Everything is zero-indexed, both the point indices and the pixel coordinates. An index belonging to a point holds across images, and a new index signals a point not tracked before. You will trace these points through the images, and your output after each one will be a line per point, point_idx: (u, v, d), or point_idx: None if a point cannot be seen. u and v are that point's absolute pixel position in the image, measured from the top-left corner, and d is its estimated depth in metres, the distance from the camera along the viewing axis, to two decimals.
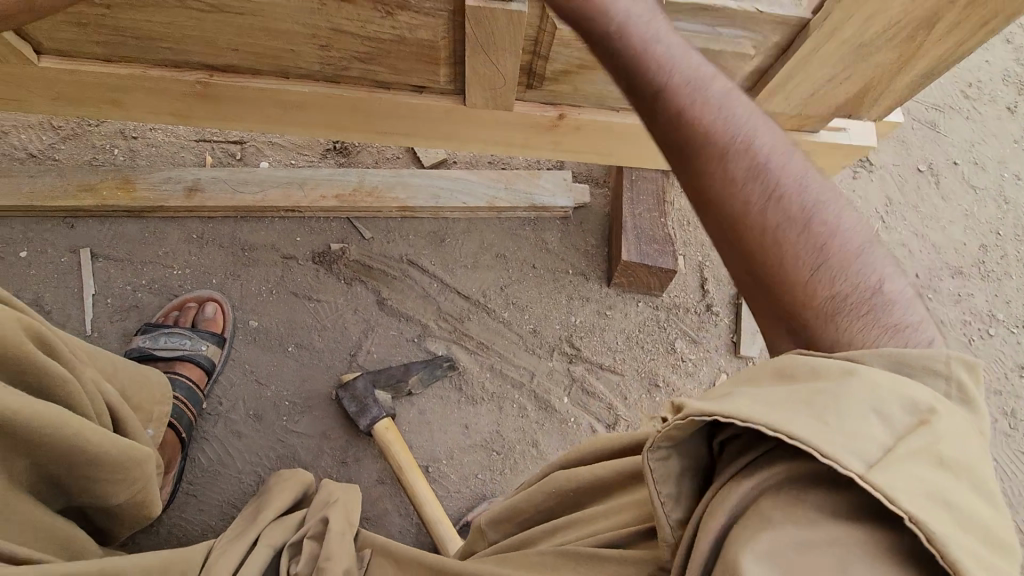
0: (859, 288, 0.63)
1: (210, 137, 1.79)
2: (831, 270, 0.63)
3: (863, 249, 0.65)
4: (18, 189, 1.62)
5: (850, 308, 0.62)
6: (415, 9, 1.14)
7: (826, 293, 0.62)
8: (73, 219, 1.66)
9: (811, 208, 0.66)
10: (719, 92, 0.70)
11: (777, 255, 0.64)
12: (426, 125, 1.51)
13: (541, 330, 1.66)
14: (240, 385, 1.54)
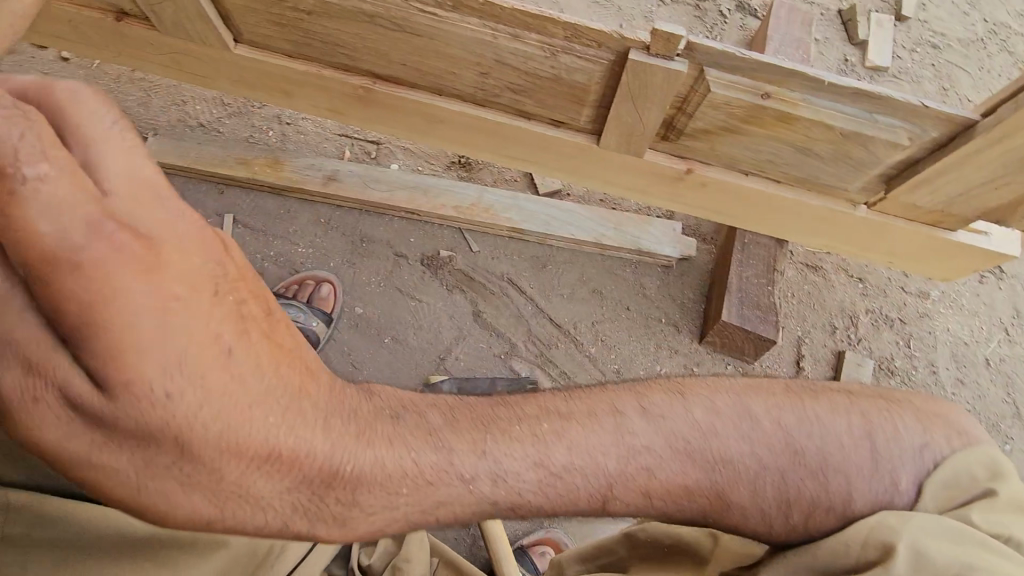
0: (873, 483, 0.70)
1: (352, 133, 1.94)
2: (853, 486, 0.70)
3: (857, 445, 0.72)
4: (187, 153, 1.83)
5: (872, 498, 0.69)
6: (578, 54, 1.21)
7: (851, 502, 0.69)
8: (224, 186, 1.85)
9: (809, 447, 0.72)
10: (650, 440, 0.71)
11: (813, 501, 0.70)
12: (556, 158, 1.58)
13: (624, 372, 1.69)
14: (336, 364, 1.66)
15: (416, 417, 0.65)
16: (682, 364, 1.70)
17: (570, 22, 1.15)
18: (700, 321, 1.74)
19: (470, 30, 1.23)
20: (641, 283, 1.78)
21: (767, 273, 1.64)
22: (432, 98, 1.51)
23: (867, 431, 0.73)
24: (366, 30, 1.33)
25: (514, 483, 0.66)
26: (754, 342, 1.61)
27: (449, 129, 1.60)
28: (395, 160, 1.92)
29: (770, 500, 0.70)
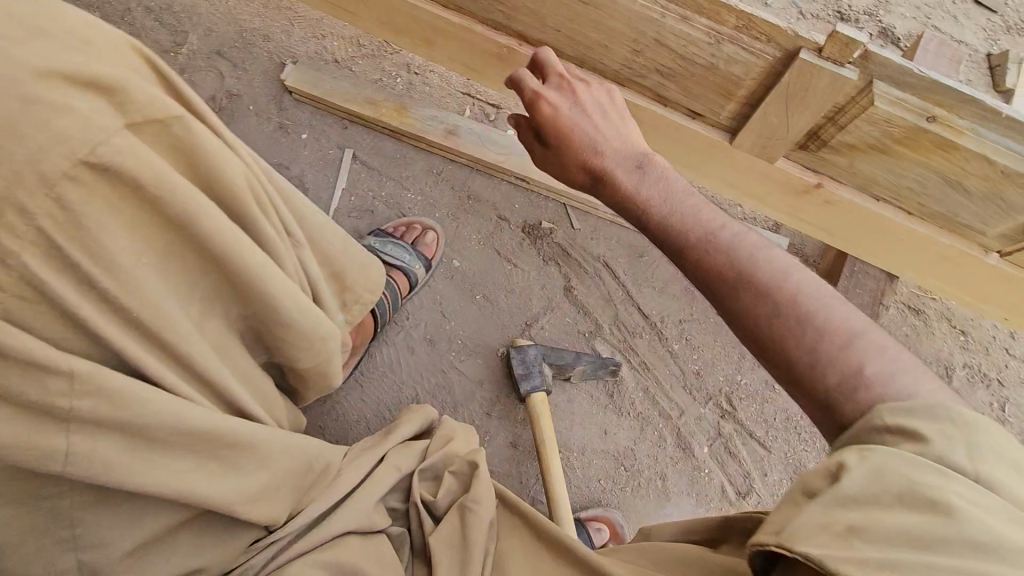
0: (844, 369, 0.69)
1: (475, 94, 1.99)
2: (817, 348, 0.71)
3: (848, 335, 0.71)
4: (321, 85, 1.92)
5: (840, 378, 0.69)
6: (743, 46, 1.21)
7: (815, 357, 0.71)
8: (349, 122, 1.93)
9: (816, 314, 0.74)
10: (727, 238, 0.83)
11: (785, 342, 0.73)
12: (681, 150, 1.59)
13: (704, 376, 1.68)
14: (427, 310, 1.71)
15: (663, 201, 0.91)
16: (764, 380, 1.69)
17: (745, 12, 1.14)
18: None
19: (638, 5, 1.25)
20: None
21: (871, 305, 1.61)
22: (573, 69, 1.53)
23: (879, 348, 0.70)
24: None
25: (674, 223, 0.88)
26: None
27: None
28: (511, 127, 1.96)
29: (758, 322, 0.76)
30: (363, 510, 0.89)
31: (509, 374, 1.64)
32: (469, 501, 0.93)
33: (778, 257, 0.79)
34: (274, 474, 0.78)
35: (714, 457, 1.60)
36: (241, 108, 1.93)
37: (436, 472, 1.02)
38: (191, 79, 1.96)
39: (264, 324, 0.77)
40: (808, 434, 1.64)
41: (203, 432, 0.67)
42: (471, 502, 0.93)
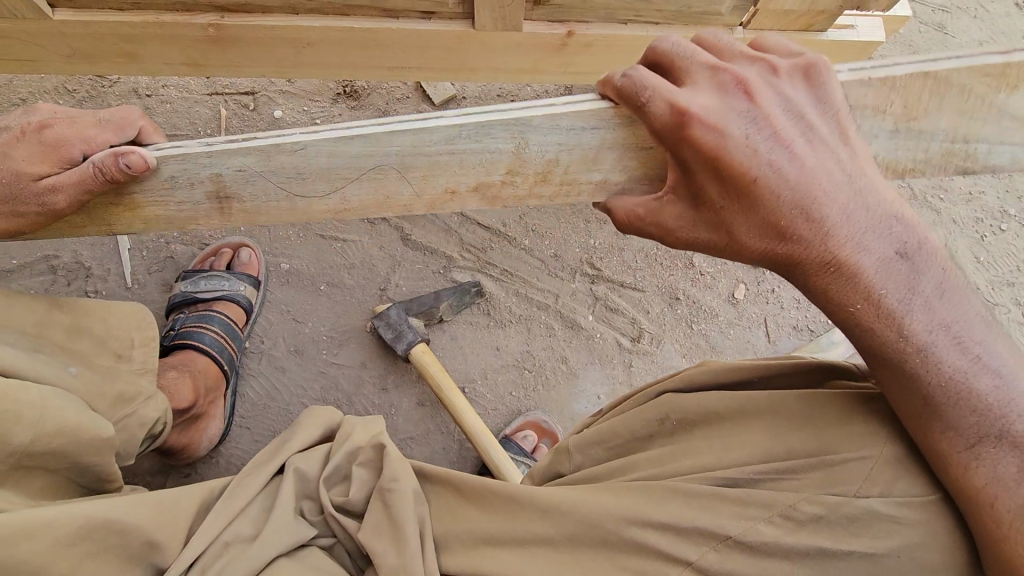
0: (986, 382, 0.69)
1: (222, 90, 1.81)
2: (974, 372, 0.69)
3: (993, 359, 0.70)
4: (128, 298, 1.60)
5: (992, 411, 0.68)
6: None
7: (973, 395, 0.69)
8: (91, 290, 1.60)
9: (963, 308, 0.71)
10: (892, 221, 0.72)
11: (942, 367, 0.69)
12: (438, 57, 1.53)
13: (562, 255, 1.68)
14: (279, 324, 1.61)
15: (866, 214, 0.72)
16: (614, 233, 1.71)
17: None
18: None
19: None
20: None
21: None
22: (289, 19, 1.42)
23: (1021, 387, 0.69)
24: None
25: (887, 237, 0.71)
26: None
27: (318, 52, 1.51)
28: (277, 107, 1.80)
29: (942, 340, 0.70)
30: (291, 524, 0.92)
31: (384, 342, 1.59)
32: (384, 486, 0.89)
33: (954, 353, 0.70)
34: (68, 544, 0.78)
35: (599, 320, 1.63)
36: None
37: (344, 471, 1.01)
38: None
39: None
40: (669, 259, 1.69)
41: None
42: (388, 483, 0.89)
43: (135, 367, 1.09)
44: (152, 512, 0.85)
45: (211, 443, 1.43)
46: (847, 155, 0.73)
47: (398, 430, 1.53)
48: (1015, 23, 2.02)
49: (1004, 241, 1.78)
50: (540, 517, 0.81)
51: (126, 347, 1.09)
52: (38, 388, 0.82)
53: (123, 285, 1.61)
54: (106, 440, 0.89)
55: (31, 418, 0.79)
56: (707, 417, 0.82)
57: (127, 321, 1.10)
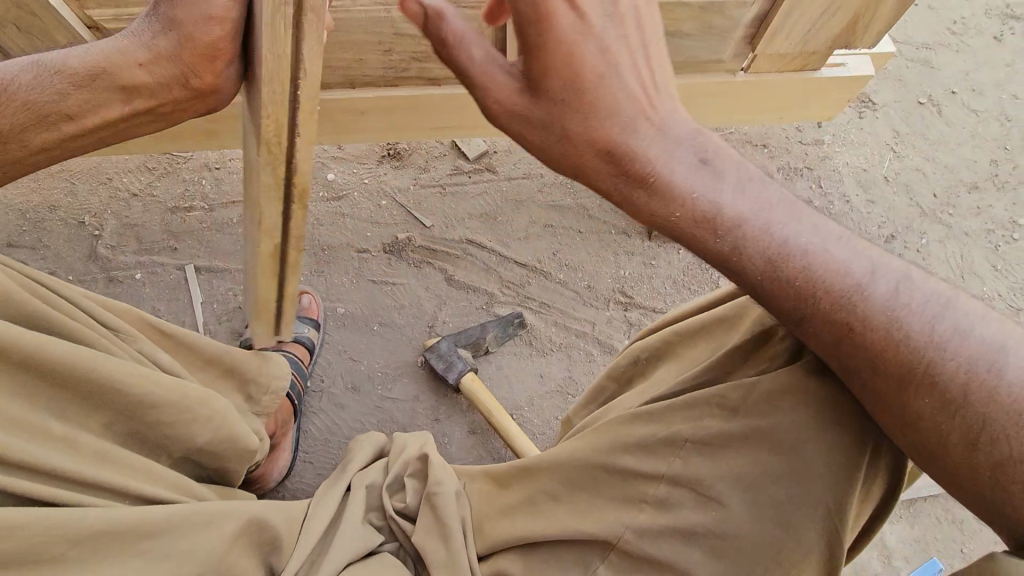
0: (824, 266, 0.75)
1: (281, 160, 2.03)
2: (810, 261, 0.75)
3: (826, 247, 0.76)
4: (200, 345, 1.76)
5: (838, 292, 0.74)
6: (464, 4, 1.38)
7: (817, 280, 0.74)
8: None
9: (784, 214, 0.77)
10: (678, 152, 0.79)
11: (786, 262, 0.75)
12: (475, 115, 1.73)
13: (595, 286, 1.80)
14: (337, 363, 1.74)
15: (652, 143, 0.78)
16: (642, 262, 1.83)
17: None
18: (645, 221, 1.88)
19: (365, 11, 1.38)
20: (583, 205, 1.92)
21: None
22: (348, 92, 1.63)
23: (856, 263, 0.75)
24: None
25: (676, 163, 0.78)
26: None
27: (370, 118, 1.72)
28: (330, 171, 2.01)
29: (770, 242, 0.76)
30: (354, 534, 0.93)
31: (434, 375, 1.70)
32: (431, 489, 0.92)
33: (783, 250, 0.76)
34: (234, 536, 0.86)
35: (636, 344, 1.72)
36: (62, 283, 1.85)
37: None
38: None
39: (130, 416, 0.86)
40: (696, 284, 1.80)
41: (136, 518, 0.77)
42: (432, 487, 0.93)
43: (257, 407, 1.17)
44: (277, 512, 0.93)
45: (282, 473, 1.53)
46: (643, 100, 0.78)
47: (452, 457, 1.61)
48: (996, 53, 2.19)
49: (1018, 249, 1.86)
50: (545, 471, 0.89)
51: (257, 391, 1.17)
52: (209, 396, 0.97)
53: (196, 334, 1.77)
54: (247, 450, 1.04)
55: (206, 419, 0.95)
56: (676, 354, 0.92)
57: (252, 348, 1.19)
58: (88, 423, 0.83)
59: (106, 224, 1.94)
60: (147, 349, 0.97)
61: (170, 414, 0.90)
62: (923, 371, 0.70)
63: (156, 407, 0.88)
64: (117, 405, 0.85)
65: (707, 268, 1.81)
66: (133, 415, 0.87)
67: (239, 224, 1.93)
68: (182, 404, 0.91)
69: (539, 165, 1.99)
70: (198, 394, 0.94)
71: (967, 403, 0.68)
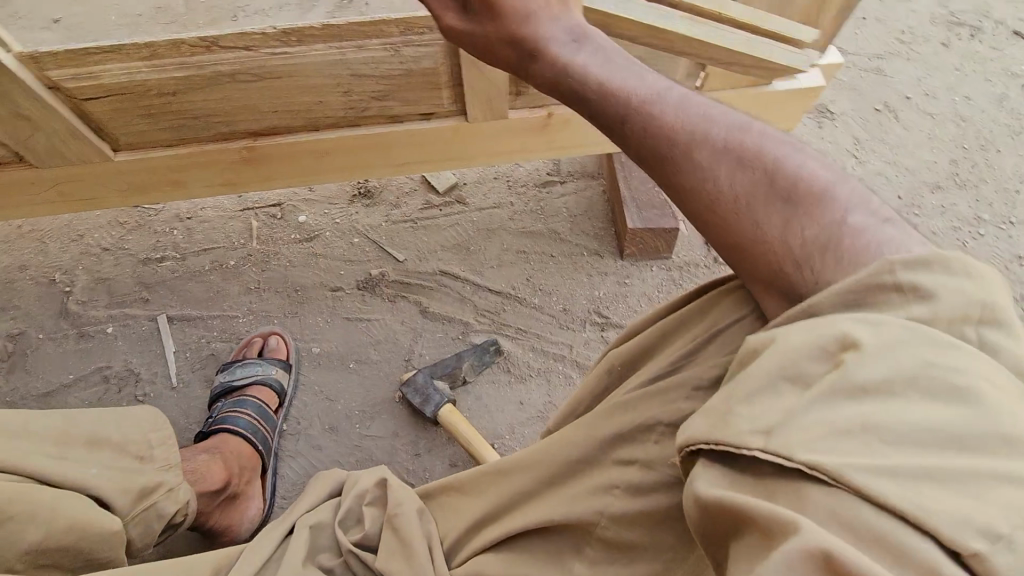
0: (702, 151, 0.66)
1: (252, 205, 2.04)
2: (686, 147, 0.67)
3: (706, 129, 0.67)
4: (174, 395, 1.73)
5: (717, 179, 0.65)
6: (417, 42, 1.42)
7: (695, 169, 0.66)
8: (143, 391, 1.73)
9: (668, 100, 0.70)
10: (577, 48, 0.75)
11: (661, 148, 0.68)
12: (438, 148, 1.76)
13: (570, 308, 1.80)
14: (313, 405, 1.70)
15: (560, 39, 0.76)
16: (616, 282, 1.83)
17: (401, 19, 1.37)
18: (616, 241, 1.89)
19: (321, 55, 1.42)
20: (554, 229, 1.93)
21: None
22: (312, 134, 1.67)
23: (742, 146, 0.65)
24: (232, 91, 1.49)
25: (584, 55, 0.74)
26: (665, 236, 1.78)
27: (336, 159, 1.75)
28: (302, 213, 2.02)
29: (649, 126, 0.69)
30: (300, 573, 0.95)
31: (412, 409, 1.66)
32: (391, 512, 0.99)
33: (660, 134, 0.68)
34: None
35: None
36: (32, 342, 1.83)
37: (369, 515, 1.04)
38: None
39: None
40: (672, 300, 1.80)
41: None
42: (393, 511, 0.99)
43: (157, 465, 1.09)
44: None
45: (253, 524, 1.46)
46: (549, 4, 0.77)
47: None
48: (946, 59, 2.26)
49: (988, 244, 1.87)
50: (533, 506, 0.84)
51: (144, 450, 1.08)
52: (37, 503, 0.87)
53: (169, 385, 1.74)
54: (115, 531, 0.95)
55: (29, 517, 0.85)
56: None
57: (140, 424, 1.09)
58: None
59: (77, 280, 1.93)
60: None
61: None
62: (784, 227, 0.61)
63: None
64: None
65: (681, 283, 1.81)
66: None
67: (211, 272, 1.92)
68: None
69: (508, 193, 2.01)
70: (10, 493, 0.84)
71: (833, 261, 0.58)
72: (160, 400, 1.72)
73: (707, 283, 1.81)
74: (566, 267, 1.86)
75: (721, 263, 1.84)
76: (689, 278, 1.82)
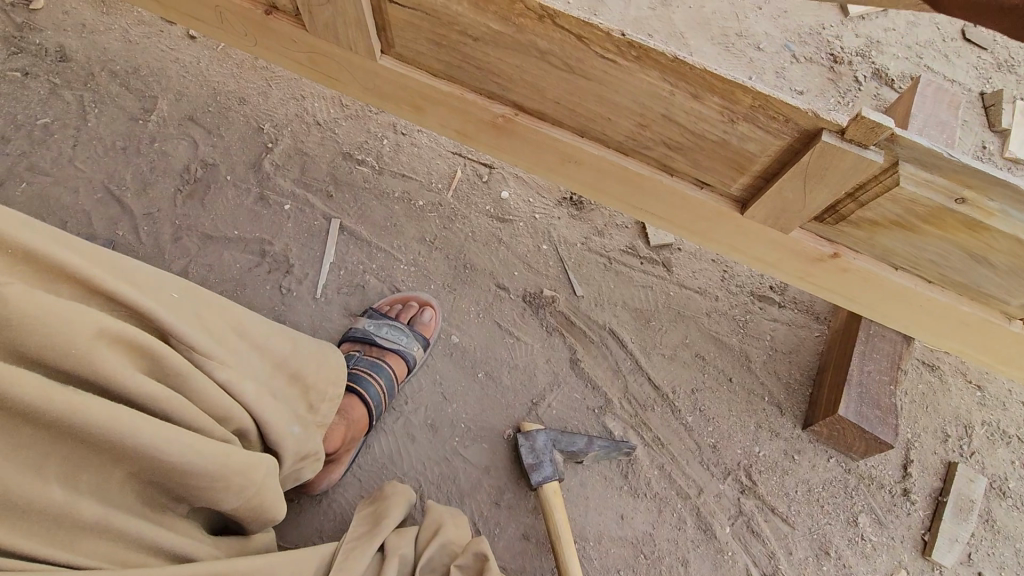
0: None
1: (465, 155, 1.91)
2: None
3: None
4: (311, 305, 1.69)
5: None
6: (759, 126, 1.16)
7: None
8: (288, 284, 1.70)
9: None
10: None
11: None
12: (688, 219, 1.52)
13: (720, 449, 1.58)
14: (427, 393, 1.61)
15: None
16: (782, 449, 1.58)
17: (761, 92, 1.09)
18: (806, 406, 1.62)
19: (646, 83, 1.19)
20: (746, 353, 1.68)
21: (890, 369, 1.52)
22: (573, 139, 1.45)
23: None
24: (532, 66, 1.30)
25: None
26: (867, 441, 1.50)
27: (579, 170, 1.54)
28: (507, 188, 1.87)
29: None
30: None
31: (517, 459, 1.54)
32: None
33: None
34: None
35: (737, 538, 1.49)
36: (218, 179, 1.82)
37: None
38: (163, 147, 1.85)
39: (158, 475, 0.76)
40: (831, 506, 1.54)
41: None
42: None
43: (317, 420, 1.10)
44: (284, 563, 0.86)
45: (330, 485, 1.43)
46: None
47: (494, 553, 1.46)
48: None
49: None
50: None
51: (319, 400, 1.10)
52: (252, 456, 0.85)
53: (312, 292, 1.70)
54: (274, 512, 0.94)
55: (237, 488, 0.83)
56: None
57: (331, 365, 1.13)
58: (107, 475, 0.74)
59: (281, 141, 1.89)
60: (216, 373, 0.87)
61: (202, 482, 0.79)
62: None
63: (190, 471, 0.77)
64: (149, 465, 0.74)
65: (852, 493, 1.55)
66: (162, 474, 0.76)
67: (397, 201, 1.83)
68: (217, 470, 0.79)
69: (718, 286, 1.76)
70: (238, 461, 0.83)
71: None
72: (298, 304, 1.68)
73: (880, 511, 1.54)
74: (738, 404, 1.63)
75: (908, 498, 1.55)
76: (863, 494, 1.55)
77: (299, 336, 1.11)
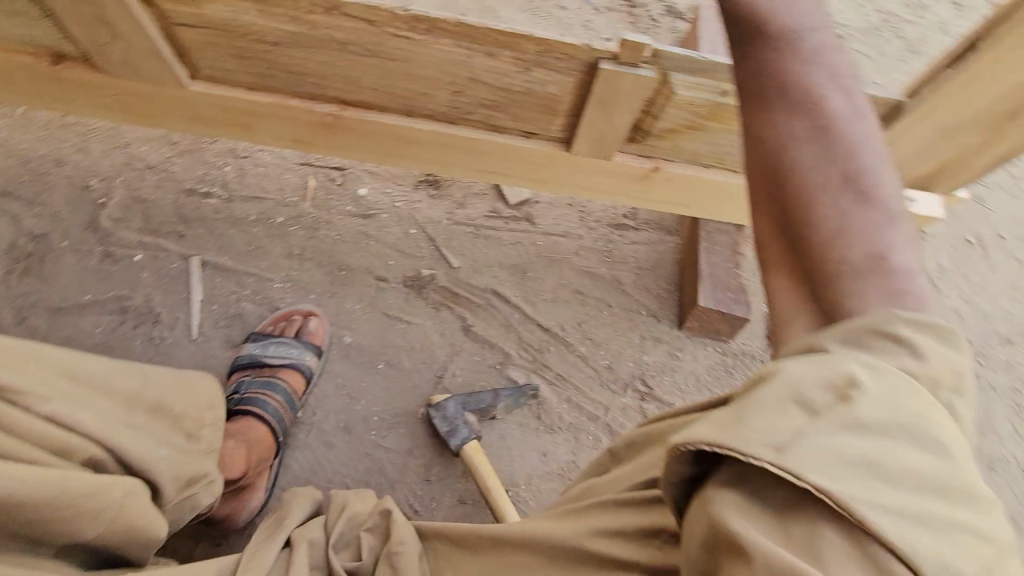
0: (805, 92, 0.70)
1: (313, 163, 1.91)
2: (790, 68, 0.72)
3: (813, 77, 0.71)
4: (190, 348, 1.64)
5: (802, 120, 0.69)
6: (552, 69, 1.28)
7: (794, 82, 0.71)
8: (160, 333, 1.64)
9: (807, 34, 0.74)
10: None
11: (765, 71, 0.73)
12: (529, 170, 1.63)
13: (616, 367, 1.72)
14: (332, 398, 1.62)
15: None
16: (667, 352, 1.75)
17: (540, 37, 1.21)
18: (678, 309, 1.81)
19: (443, 51, 1.27)
20: (617, 278, 1.84)
21: (733, 256, 1.73)
22: (401, 120, 1.51)
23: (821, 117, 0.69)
24: (337, 59, 1.34)
25: None
26: (730, 322, 1.70)
27: (419, 149, 1.60)
28: (362, 185, 1.90)
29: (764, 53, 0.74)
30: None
31: (435, 433, 1.60)
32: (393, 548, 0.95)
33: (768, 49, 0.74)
34: None
35: None
36: (53, 248, 1.71)
37: None
38: None
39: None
40: (719, 387, 1.73)
41: None
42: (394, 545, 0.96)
43: (201, 447, 1.10)
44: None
45: (252, 513, 1.41)
46: None
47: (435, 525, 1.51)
48: None
49: None
50: None
51: (196, 428, 1.10)
52: (105, 478, 0.84)
53: (188, 335, 1.65)
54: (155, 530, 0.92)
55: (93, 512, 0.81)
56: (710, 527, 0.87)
57: (199, 393, 1.14)
58: None
59: (113, 193, 1.80)
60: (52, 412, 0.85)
61: (49, 513, 0.76)
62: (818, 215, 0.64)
63: (32, 506, 0.74)
64: None
65: (732, 371, 1.75)
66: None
67: (255, 224, 1.81)
68: (63, 497, 0.77)
69: (579, 226, 1.90)
70: (85, 484, 0.80)
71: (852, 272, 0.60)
72: (176, 350, 1.63)
73: None
74: (620, 324, 1.78)
75: None
76: (741, 369, 1.76)
77: (154, 371, 1.09)
